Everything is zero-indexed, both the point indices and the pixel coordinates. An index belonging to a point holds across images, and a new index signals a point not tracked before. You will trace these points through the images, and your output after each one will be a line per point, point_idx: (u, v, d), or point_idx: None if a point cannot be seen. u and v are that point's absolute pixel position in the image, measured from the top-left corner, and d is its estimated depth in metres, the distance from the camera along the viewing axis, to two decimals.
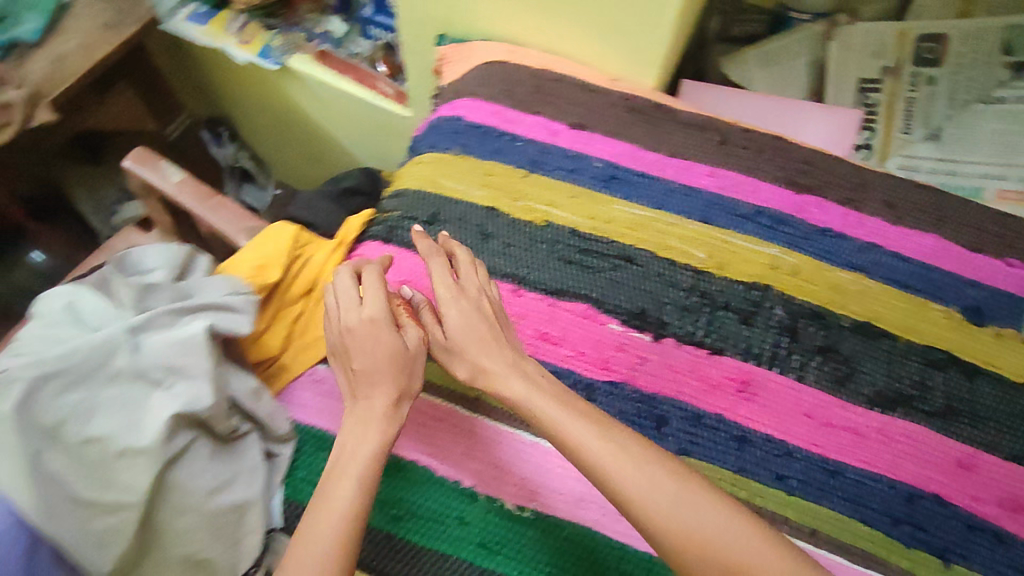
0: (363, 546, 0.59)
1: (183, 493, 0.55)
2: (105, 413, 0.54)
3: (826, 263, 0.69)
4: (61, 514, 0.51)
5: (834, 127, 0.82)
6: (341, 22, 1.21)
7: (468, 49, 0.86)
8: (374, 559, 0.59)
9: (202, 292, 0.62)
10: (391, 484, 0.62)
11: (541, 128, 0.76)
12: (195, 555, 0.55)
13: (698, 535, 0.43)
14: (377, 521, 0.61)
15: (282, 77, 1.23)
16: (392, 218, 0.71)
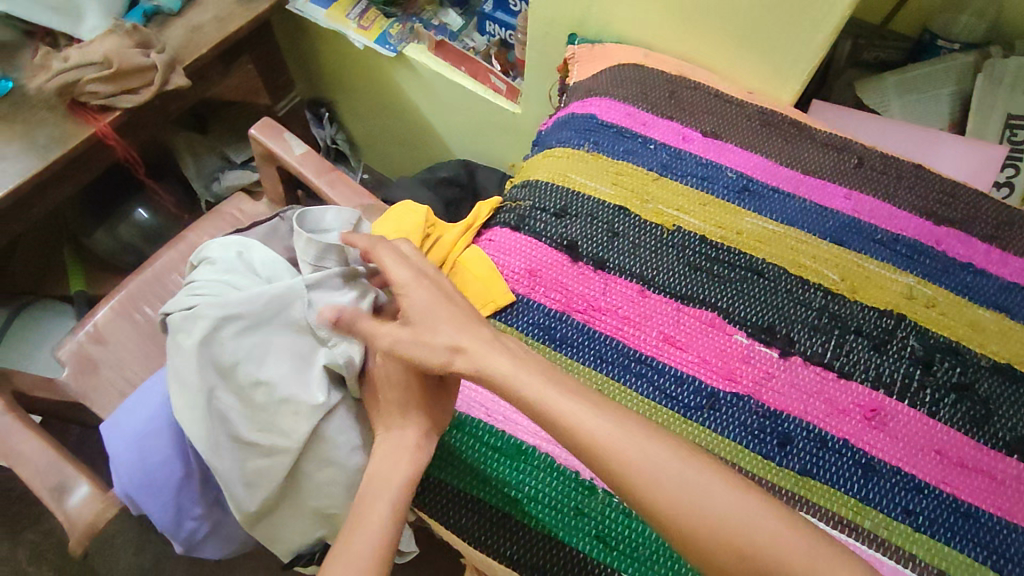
0: (447, 506, 0.58)
1: (329, 446, 0.61)
2: (274, 360, 0.61)
3: (966, 298, 0.66)
4: (226, 450, 0.58)
5: (975, 161, 0.79)
6: (458, 15, 1.24)
7: (602, 50, 0.87)
8: (455, 519, 0.58)
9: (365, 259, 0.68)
10: (488, 453, 0.58)
11: (674, 134, 0.76)
12: (325, 510, 0.63)
13: (713, 517, 0.44)
14: (466, 485, 0.58)
15: (395, 65, 1.26)
16: (522, 208, 0.72)
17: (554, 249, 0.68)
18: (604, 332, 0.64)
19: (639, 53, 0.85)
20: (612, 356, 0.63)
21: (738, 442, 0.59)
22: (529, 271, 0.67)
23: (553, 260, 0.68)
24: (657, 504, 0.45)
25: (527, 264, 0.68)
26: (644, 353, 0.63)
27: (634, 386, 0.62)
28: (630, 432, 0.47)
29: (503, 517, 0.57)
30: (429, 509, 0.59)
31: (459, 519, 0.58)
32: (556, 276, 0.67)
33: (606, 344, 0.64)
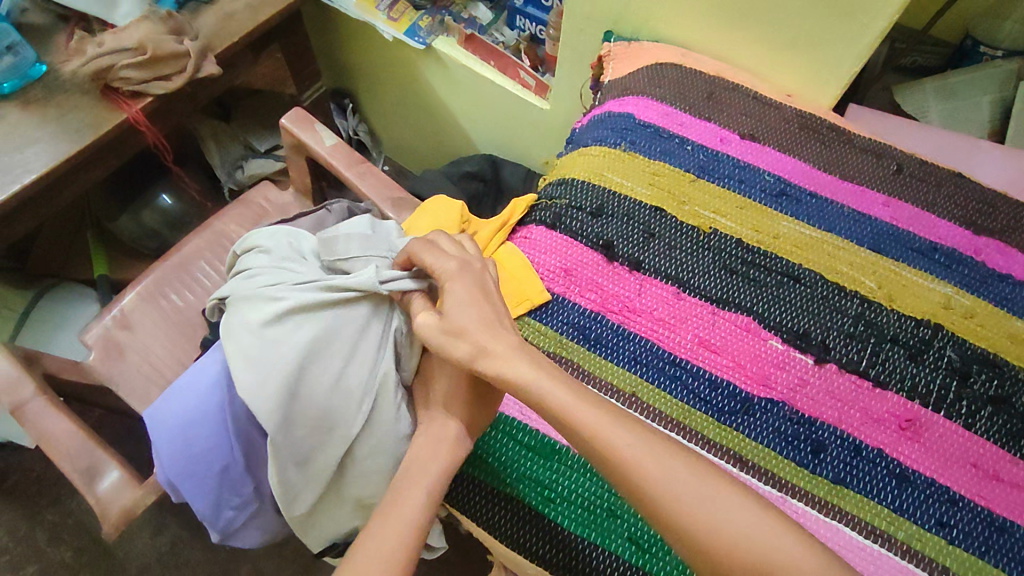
0: (483, 503, 0.58)
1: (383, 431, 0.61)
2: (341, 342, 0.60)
3: (1004, 310, 0.65)
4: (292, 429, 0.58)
5: (1016, 171, 0.78)
6: (488, 10, 1.24)
7: (639, 48, 0.87)
8: (490, 517, 0.58)
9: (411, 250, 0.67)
10: (525, 452, 0.59)
11: (711, 136, 0.76)
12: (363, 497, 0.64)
13: (729, 532, 0.46)
14: (501, 483, 0.58)
15: (423, 57, 1.26)
16: (557, 206, 0.72)
17: (590, 248, 0.68)
18: (639, 334, 0.64)
19: (676, 52, 0.84)
20: (645, 358, 0.63)
21: (771, 448, 0.59)
22: (564, 269, 0.67)
23: (590, 259, 0.68)
24: (674, 511, 0.47)
25: (562, 263, 0.68)
26: (678, 356, 0.63)
27: (667, 389, 0.62)
28: (658, 447, 0.50)
29: (536, 516, 0.56)
30: (463, 505, 0.59)
31: (491, 516, 0.58)
32: (590, 275, 0.67)
33: (640, 345, 0.64)
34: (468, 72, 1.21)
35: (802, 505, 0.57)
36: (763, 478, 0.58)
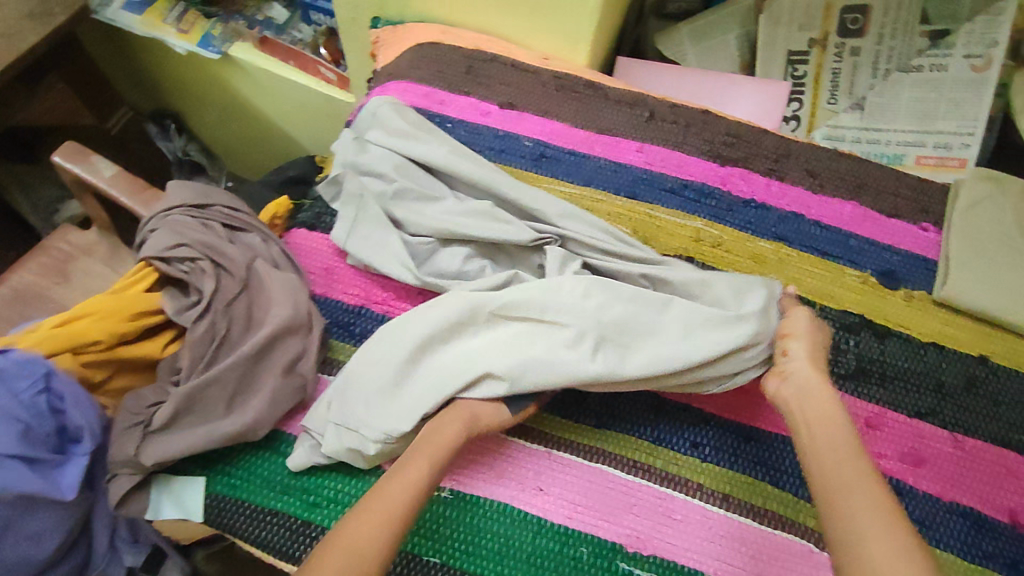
0: (236, 520, 0.54)
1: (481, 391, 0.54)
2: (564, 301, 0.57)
3: (748, 233, 0.70)
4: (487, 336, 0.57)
5: (764, 100, 0.84)
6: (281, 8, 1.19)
7: (402, 31, 0.85)
8: (250, 532, 0.54)
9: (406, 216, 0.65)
10: (276, 464, 0.56)
11: (472, 110, 0.76)
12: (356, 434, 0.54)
13: None
14: (256, 496, 0.55)
15: (225, 67, 1.19)
16: (320, 205, 0.70)
17: None
18: None
19: (436, 30, 0.84)
20: None
21: (539, 407, 0.61)
22: (321, 266, 0.66)
23: None
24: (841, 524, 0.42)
25: (324, 262, 0.66)
26: None
27: None
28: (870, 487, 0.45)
29: (297, 525, 0.54)
30: (218, 526, 0.54)
31: (248, 534, 0.54)
32: (352, 270, 0.65)
33: None
34: (272, 77, 1.14)
35: (571, 455, 0.59)
36: (529, 437, 0.59)
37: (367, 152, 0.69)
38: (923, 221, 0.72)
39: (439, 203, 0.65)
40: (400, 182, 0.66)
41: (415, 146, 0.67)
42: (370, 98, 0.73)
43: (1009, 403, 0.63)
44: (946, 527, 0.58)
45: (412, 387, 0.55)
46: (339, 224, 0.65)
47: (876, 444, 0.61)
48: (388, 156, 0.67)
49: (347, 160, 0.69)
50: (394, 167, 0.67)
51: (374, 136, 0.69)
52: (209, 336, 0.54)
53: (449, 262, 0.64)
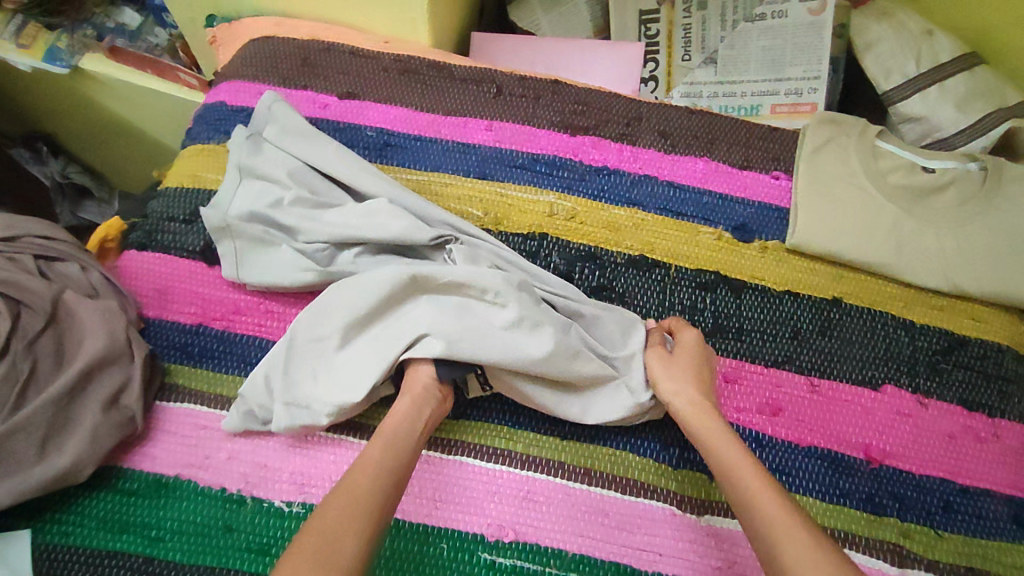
0: (70, 567, 0.51)
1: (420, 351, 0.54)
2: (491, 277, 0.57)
3: (602, 202, 0.69)
4: (428, 308, 0.56)
5: (620, 63, 0.82)
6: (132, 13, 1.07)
7: (236, 26, 0.80)
8: None
9: (302, 225, 0.60)
10: (116, 503, 0.53)
11: (309, 104, 0.72)
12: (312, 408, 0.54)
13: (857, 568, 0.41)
14: (93, 540, 0.52)
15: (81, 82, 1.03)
16: (149, 222, 0.66)
17: (187, 258, 0.63)
18: (244, 334, 0.60)
19: (270, 22, 0.79)
20: (255, 356, 0.60)
21: None
22: (154, 288, 0.62)
23: (187, 268, 0.63)
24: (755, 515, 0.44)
25: (157, 283, 0.62)
26: None
27: None
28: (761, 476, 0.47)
29: (140, 563, 0.51)
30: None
31: None
32: (187, 288, 0.62)
33: (247, 344, 0.60)
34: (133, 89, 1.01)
35: (429, 451, 0.58)
36: None
37: (263, 153, 0.63)
38: (774, 169, 0.72)
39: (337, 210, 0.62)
40: (299, 192, 0.61)
41: (315, 152, 0.63)
42: (269, 96, 0.66)
43: (859, 341, 0.65)
44: (805, 471, 0.59)
45: (359, 359, 0.55)
46: (229, 241, 0.61)
47: (735, 398, 0.62)
48: (286, 162, 0.63)
49: (240, 162, 0.63)
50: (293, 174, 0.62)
51: (271, 135, 0.64)
52: (11, 379, 0.49)
53: (349, 266, 0.60)
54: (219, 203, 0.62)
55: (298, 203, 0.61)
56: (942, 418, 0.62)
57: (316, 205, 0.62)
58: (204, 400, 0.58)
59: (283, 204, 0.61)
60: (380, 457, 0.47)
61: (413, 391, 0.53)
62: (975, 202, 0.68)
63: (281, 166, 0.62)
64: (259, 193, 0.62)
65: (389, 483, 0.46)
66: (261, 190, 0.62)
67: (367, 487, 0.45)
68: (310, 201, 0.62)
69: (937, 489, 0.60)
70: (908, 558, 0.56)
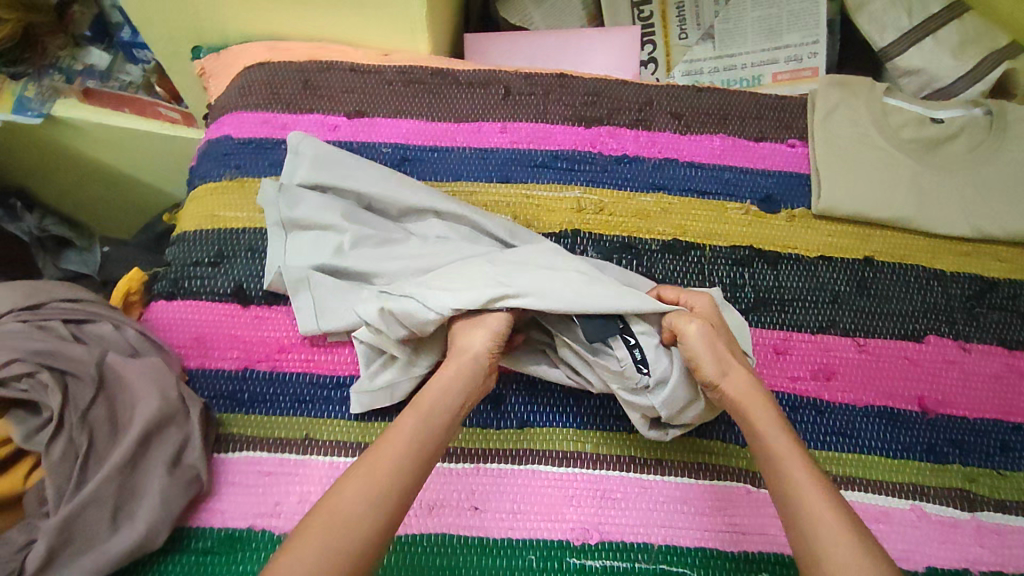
0: None
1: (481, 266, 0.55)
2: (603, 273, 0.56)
3: (628, 190, 0.69)
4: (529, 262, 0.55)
5: (619, 48, 0.81)
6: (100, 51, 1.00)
7: (226, 56, 0.77)
8: None
9: (376, 266, 0.59)
10: (191, 563, 0.52)
11: (319, 127, 0.70)
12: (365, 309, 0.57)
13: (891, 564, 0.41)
14: None
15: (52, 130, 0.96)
16: (173, 270, 0.63)
17: (220, 301, 0.61)
18: (293, 372, 0.59)
19: (261, 48, 0.77)
20: (308, 394, 0.58)
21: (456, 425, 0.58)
22: (191, 337, 0.60)
23: (222, 312, 0.61)
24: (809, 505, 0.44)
25: (194, 331, 0.60)
26: (343, 376, 0.59)
27: (339, 415, 0.58)
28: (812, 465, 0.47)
29: None
30: None
31: None
32: (227, 333, 0.60)
33: (298, 382, 0.59)
34: (110, 133, 0.96)
35: (500, 464, 0.57)
36: (453, 457, 0.57)
37: (300, 203, 0.61)
38: (789, 137, 0.73)
39: (403, 243, 0.61)
40: (353, 230, 0.60)
41: (360, 187, 0.62)
42: (297, 135, 0.64)
43: (897, 296, 0.66)
44: (866, 431, 0.60)
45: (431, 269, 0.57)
46: (301, 292, 0.59)
47: (788, 368, 0.62)
48: (328, 205, 0.60)
49: (282, 218, 0.61)
50: (339, 215, 0.60)
51: (306, 178, 0.62)
52: (71, 454, 0.48)
53: None
54: (277, 266, 0.60)
55: (366, 241, 0.60)
56: (987, 360, 0.64)
57: (387, 241, 0.61)
58: (264, 445, 0.56)
59: (349, 248, 0.59)
60: (409, 436, 0.47)
61: (456, 364, 0.52)
62: (988, 145, 0.70)
63: (326, 208, 0.60)
64: (319, 245, 0.60)
65: (409, 474, 0.45)
66: (314, 239, 0.60)
67: (387, 478, 0.44)
68: (378, 238, 0.60)
69: (993, 431, 0.61)
70: (977, 501, 0.58)
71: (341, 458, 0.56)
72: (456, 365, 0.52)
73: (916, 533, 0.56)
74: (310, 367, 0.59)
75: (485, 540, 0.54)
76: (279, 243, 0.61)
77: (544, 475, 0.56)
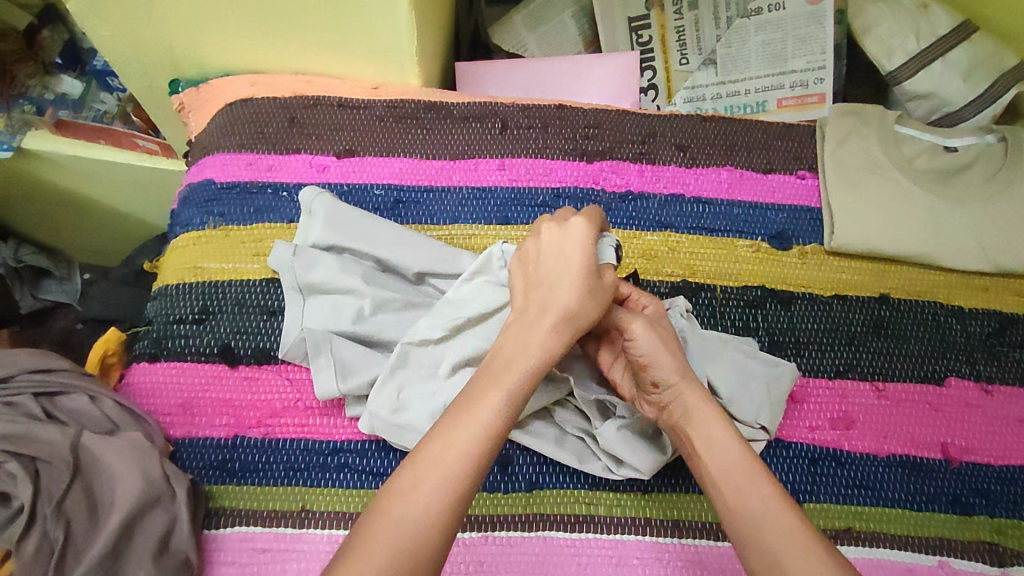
0: None
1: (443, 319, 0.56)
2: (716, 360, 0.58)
3: (633, 229, 0.66)
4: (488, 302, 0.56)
5: (617, 75, 0.78)
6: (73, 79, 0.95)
7: (208, 91, 0.74)
8: None
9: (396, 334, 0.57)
10: None
11: (307, 168, 0.67)
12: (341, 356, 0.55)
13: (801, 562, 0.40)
14: None
15: (23, 166, 0.91)
16: (155, 328, 0.60)
17: (206, 362, 0.58)
18: (286, 438, 0.56)
19: (244, 82, 0.73)
20: (303, 462, 0.55)
21: None
22: (177, 402, 0.56)
23: (208, 375, 0.57)
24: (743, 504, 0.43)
25: (179, 396, 0.57)
26: (339, 441, 0.56)
27: (336, 483, 0.54)
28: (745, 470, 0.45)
29: None
30: None
31: None
32: (214, 397, 0.57)
33: (292, 449, 0.55)
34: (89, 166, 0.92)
35: (509, 532, 0.54)
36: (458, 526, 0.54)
37: (317, 266, 0.59)
38: (798, 168, 0.70)
39: (426, 309, 0.59)
40: (373, 296, 0.58)
41: (378, 248, 0.60)
42: (310, 192, 0.61)
43: (915, 336, 0.63)
44: (890, 481, 0.57)
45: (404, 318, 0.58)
46: (319, 357, 0.55)
47: (807, 417, 0.59)
48: (348, 267, 0.59)
49: (297, 282, 0.59)
50: (360, 278, 0.58)
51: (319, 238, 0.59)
52: (45, 550, 0.44)
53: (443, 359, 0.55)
54: (292, 331, 0.57)
55: (387, 307, 0.58)
56: (1010, 403, 0.61)
57: (409, 308, 0.59)
58: (257, 519, 0.53)
59: (368, 317, 0.57)
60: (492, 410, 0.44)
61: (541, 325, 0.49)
62: (1003, 175, 0.67)
63: (344, 271, 0.58)
64: (338, 309, 0.57)
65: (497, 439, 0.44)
66: (332, 305, 0.58)
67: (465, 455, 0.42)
68: (399, 304, 0.58)
69: (1019, 478, 0.59)
70: (1006, 555, 0.55)
71: (341, 532, 0.53)
72: (541, 326, 0.49)
73: None
74: (306, 433, 0.56)
75: None
76: (297, 309, 0.58)
77: (556, 542, 0.53)
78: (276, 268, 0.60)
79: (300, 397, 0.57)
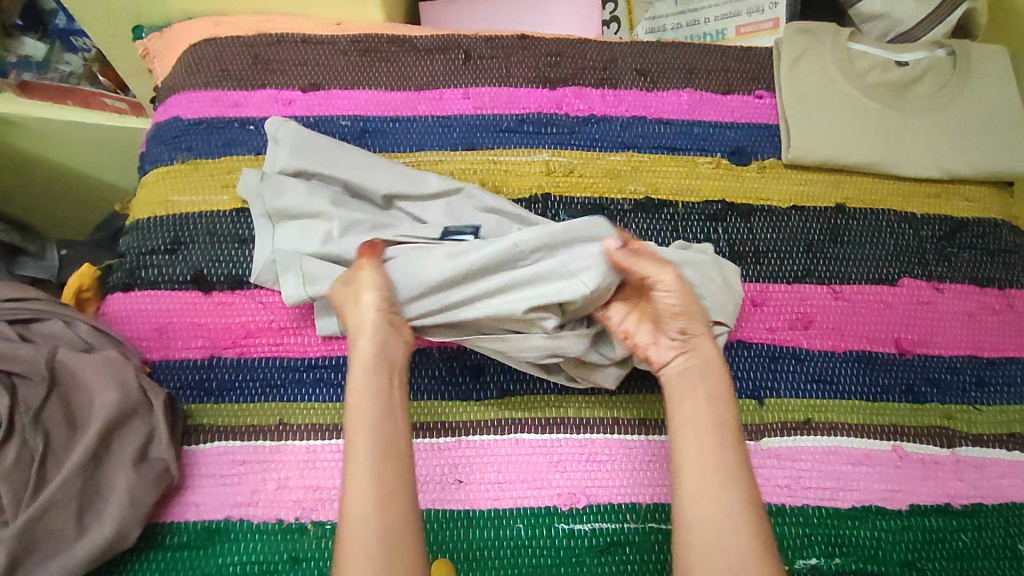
0: None
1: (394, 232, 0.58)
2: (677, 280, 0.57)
3: (596, 151, 0.68)
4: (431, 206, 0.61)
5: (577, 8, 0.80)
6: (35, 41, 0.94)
7: (171, 34, 0.74)
8: None
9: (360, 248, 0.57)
10: (168, 562, 0.50)
11: (273, 103, 0.67)
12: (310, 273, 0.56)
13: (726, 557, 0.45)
14: None
15: None
16: (128, 260, 0.61)
17: (179, 289, 0.59)
18: (262, 357, 0.57)
19: (206, 23, 0.73)
20: (279, 378, 0.56)
21: (435, 399, 0.57)
22: (153, 327, 0.58)
23: (183, 301, 0.58)
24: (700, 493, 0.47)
25: (154, 321, 0.58)
26: (313, 357, 0.57)
27: (312, 397, 0.56)
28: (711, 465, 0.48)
29: None
30: None
31: None
32: (188, 321, 0.58)
33: (267, 367, 0.57)
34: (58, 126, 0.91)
35: (483, 436, 0.55)
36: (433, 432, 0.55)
37: (285, 192, 0.60)
38: (756, 89, 0.72)
39: (392, 229, 0.60)
40: (342, 218, 0.58)
41: (344, 173, 0.60)
42: (275, 121, 0.62)
43: (869, 242, 0.65)
44: (845, 375, 0.60)
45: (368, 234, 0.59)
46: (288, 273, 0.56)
47: (767, 319, 0.62)
48: (315, 193, 0.59)
49: (267, 208, 0.60)
50: (328, 201, 0.59)
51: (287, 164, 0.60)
52: (26, 459, 0.46)
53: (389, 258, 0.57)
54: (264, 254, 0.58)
55: (356, 228, 0.59)
56: (960, 299, 0.64)
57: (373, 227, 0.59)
58: (236, 434, 0.54)
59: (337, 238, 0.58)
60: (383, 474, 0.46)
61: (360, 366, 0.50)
62: (952, 86, 0.69)
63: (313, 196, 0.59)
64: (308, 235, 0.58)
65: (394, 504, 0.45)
66: (303, 228, 0.59)
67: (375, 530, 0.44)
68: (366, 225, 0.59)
69: (968, 368, 0.61)
70: (955, 437, 0.58)
71: (319, 442, 0.54)
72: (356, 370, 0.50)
73: (897, 472, 0.57)
74: (281, 351, 0.57)
75: (474, 512, 0.53)
76: (268, 233, 0.59)
77: (529, 443, 0.55)
78: (246, 196, 0.61)
79: (273, 317, 0.58)
